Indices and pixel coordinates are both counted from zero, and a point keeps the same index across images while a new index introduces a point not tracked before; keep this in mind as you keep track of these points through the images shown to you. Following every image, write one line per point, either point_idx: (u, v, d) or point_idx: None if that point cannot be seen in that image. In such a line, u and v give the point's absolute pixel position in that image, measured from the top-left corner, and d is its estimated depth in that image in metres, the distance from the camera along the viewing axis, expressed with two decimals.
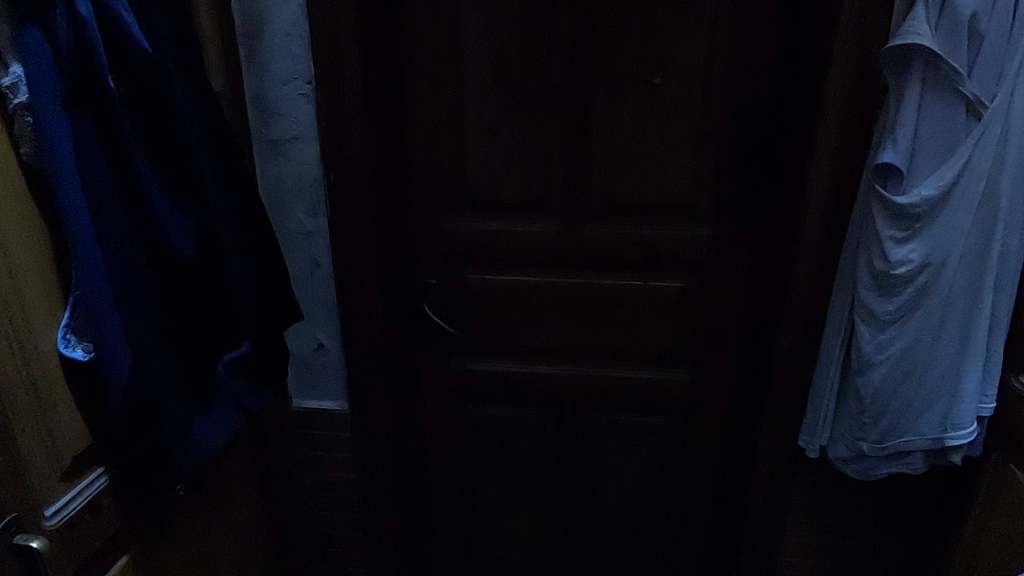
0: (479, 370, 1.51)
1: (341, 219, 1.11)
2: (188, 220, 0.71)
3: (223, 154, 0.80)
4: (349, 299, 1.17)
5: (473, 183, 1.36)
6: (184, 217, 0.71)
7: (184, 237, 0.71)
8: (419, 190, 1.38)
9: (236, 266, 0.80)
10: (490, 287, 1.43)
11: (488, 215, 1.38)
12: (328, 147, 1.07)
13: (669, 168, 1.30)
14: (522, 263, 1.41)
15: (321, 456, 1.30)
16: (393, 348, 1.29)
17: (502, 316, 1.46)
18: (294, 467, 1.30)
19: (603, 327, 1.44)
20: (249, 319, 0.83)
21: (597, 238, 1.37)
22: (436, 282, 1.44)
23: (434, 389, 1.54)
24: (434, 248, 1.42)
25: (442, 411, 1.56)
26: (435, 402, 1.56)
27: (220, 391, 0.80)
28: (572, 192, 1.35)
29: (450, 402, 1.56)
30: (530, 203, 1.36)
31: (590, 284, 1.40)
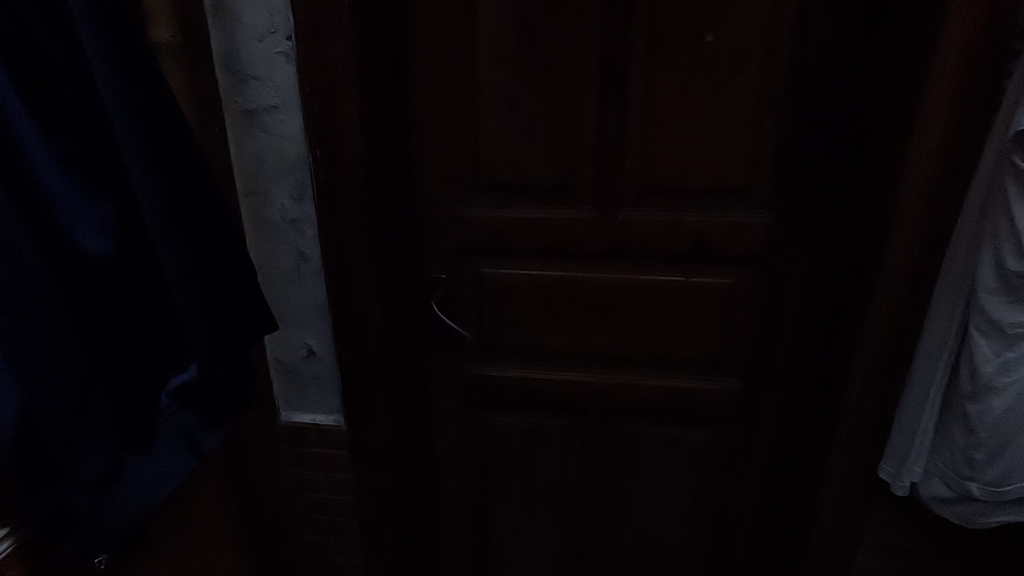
0: (496, 376, 1.34)
1: (333, 206, 0.94)
2: (101, 216, 0.61)
3: (168, 134, 0.67)
4: (345, 300, 1.00)
5: (489, 163, 1.17)
6: (96, 212, 0.61)
7: (96, 234, 0.61)
8: (426, 172, 1.19)
9: (179, 272, 0.67)
10: (508, 282, 1.25)
11: (505, 199, 1.20)
12: (314, 117, 0.89)
13: (720, 144, 1.10)
14: (545, 256, 1.23)
15: (318, 476, 1.14)
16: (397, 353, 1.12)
17: (521, 317, 1.28)
18: (286, 488, 1.15)
19: (636, 329, 1.26)
20: (198, 335, 0.69)
21: (633, 227, 1.18)
22: (446, 277, 1.27)
23: (444, 396, 1.37)
24: (445, 238, 1.24)
25: (454, 421, 1.39)
26: (446, 410, 1.39)
27: (164, 425, 0.69)
28: (605, 174, 1.16)
29: (464, 411, 1.39)
30: (555, 187, 1.18)
31: (624, 281, 1.22)
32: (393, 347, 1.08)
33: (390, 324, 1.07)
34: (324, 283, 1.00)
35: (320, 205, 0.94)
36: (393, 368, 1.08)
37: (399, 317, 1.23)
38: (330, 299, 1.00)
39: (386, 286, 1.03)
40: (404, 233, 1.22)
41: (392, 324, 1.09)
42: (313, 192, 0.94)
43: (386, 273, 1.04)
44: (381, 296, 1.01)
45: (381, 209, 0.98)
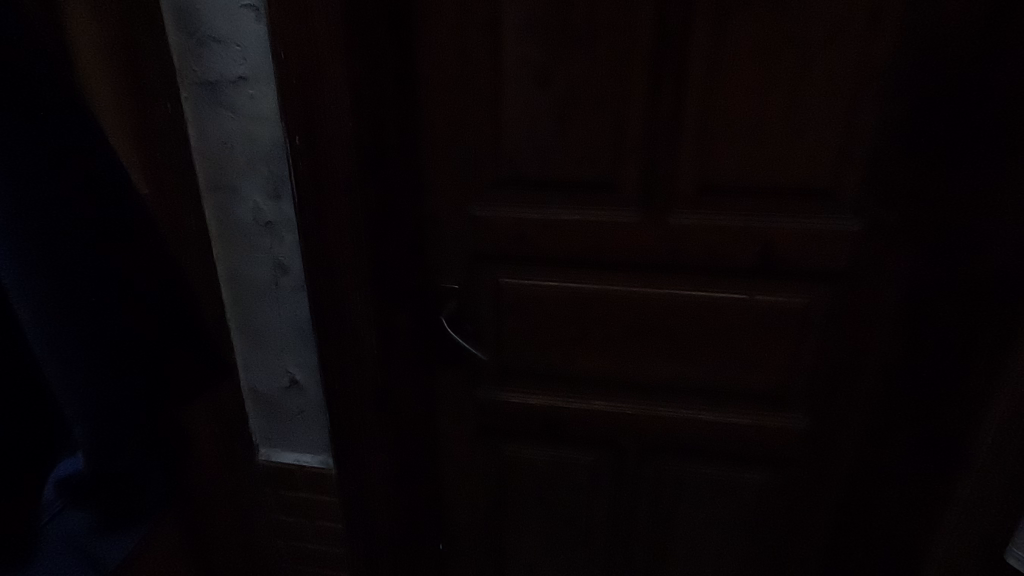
0: (516, 402, 1.15)
1: (318, 205, 0.74)
2: None
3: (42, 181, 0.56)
4: (337, 321, 0.81)
5: (514, 152, 0.96)
6: None
7: None
8: (437, 162, 0.99)
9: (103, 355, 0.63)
10: (534, 295, 1.06)
11: (532, 197, 0.99)
12: (292, 90, 0.69)
13: (799, 133, 0.88)
14: (579, 265, 1.03)
15: (308, 521, 0.98)
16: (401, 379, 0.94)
17: (548, 336, 1.09)
18: (269, 534, 0.98)
19: (684, 355, 1.06)
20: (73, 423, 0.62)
21: (688, 234, 0.97)
22: (460, 287, 1.07)
23: (456, 424, 1.18)
24: (460, 241, 1.04)
25: (467, 452, 1.21)
26: (456, 440, 1.20)
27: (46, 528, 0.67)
28: (657, 167, 0.95)
29: (478, 442, 1.20)
30: (592, 184, 0.97)
31: (673, 298, 1.02)
32: (395, 374, 0.89)
33: (391, 348, 0.88)
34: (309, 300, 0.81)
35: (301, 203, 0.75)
36: (394, 400, 0.90)
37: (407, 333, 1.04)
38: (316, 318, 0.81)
39: (385, 305, 0.84)
40: (412, 234, 1.02)
41: (395, 347, 0.90)
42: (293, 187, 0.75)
43: (387, 287, 0.84)
44: (378, 314, 0.83)
45: (380, 208, 0.78)
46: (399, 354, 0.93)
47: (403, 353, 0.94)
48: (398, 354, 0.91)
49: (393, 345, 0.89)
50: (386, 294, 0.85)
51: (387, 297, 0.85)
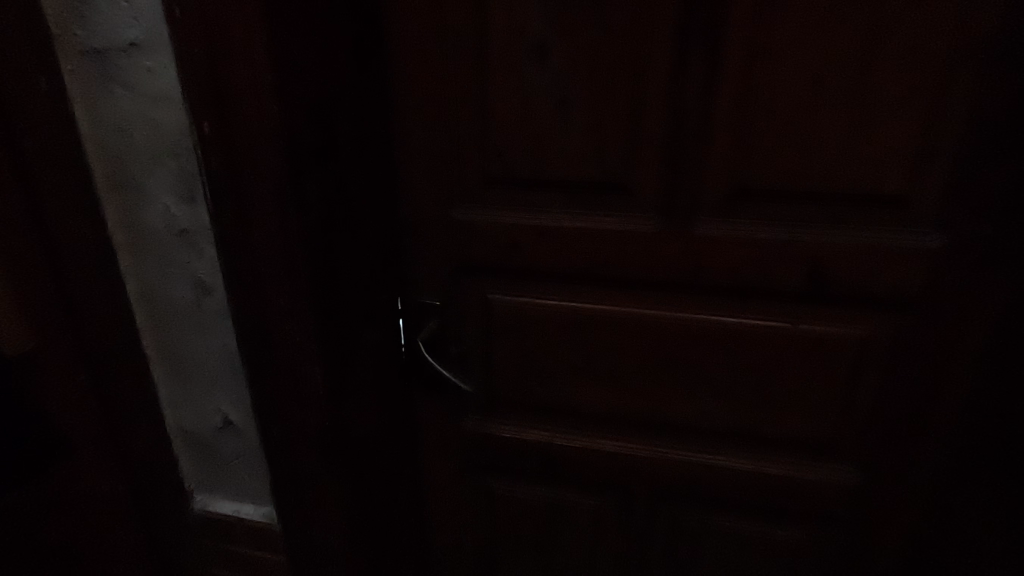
0: (508, 438, 0.99)
1: (250, 199, 0.61)
2: None
3: None
4: (283, 337, 0.68)
5: (506, 144, 0.79)
6: None
7: None
8: (414, 158, 0.83)
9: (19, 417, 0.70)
10: (529, 315, 0.89)
11: (526, 200, 0.82)
12: (209, 59, 0.56)
13: (859, 126, 0.70)
14: (583, 281, 0.85)
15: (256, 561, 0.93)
16: (365, 409, 0.79)
17: (545, 363, 0.92)
18: (220, 542, 0.94)
19: (706, 391, 0.89)
20: None
21: (719, 248, 0.79)
22: (441, 304, 0.91)
23: (438, 458, 1.03)
24: (442, 250, 0.88)
25: (452, 489, 1.05)
26: (439, 476, 1.04)
27: None
28: (681, 166, 0.77)
29: (466, 479, 1.04)
30: (598, 185, 0.80)
31: (694, 324, 0.84)
32: (352, 400, 0.75)
33: (347, 373, 0.74)
34: (249, 314, 0.68)
35: (231, 198, 0.61)
36: (351, 431, 0.76)
37: (383, 355, 0.89)
38: (262, 335, 0.69)
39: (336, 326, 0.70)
40: (387, 241, 0.86)
41: (357, 371, 0.76)
42: (219, 180, 0.61)
43: (341, 300, 0.70)
44: (327, 331, 0.69)
45: (322, 203, 0.64)
46: (364, 380, 0.78)
47: (371, 378, 0.80)
48: (359, 379, 0.77)
49: (353, 369, 0.75)
50: (340, 309, 0.70)
51: (341, 311, 0.70)
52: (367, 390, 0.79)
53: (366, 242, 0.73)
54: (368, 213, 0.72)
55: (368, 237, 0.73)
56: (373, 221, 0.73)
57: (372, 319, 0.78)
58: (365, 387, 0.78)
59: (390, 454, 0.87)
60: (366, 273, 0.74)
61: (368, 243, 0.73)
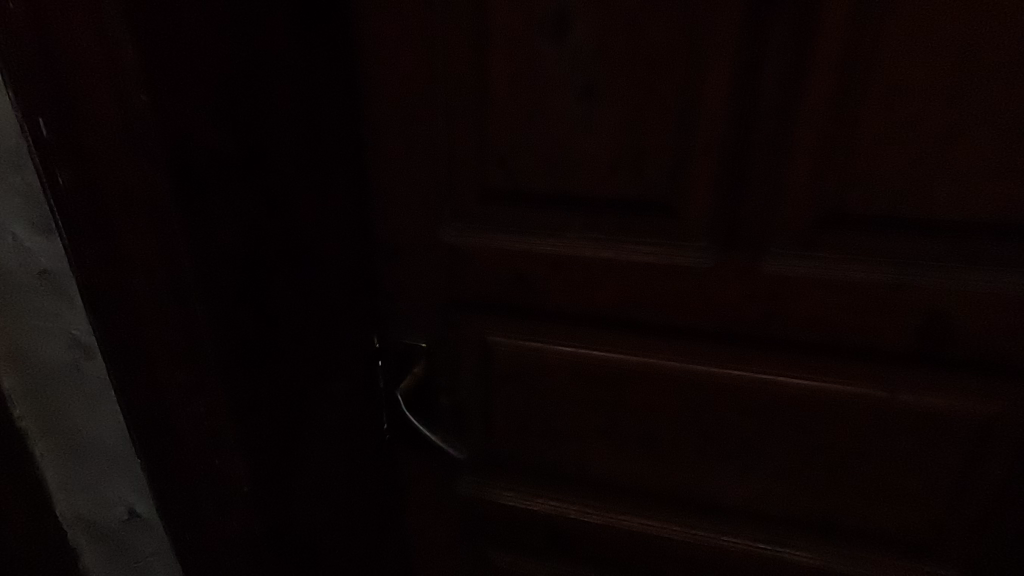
0: (512, 508, 0.81)
1: (153, 232, 0.43)
2: None
3: None
4: (206, 422, 0.50)
5: (514, 150, 0.60)
6: None
7: None
8: (395, 166, 0.64)
9: None
10: (537, 366, 0.71)
11: (538, 223, 0.64)
12: (89, 33, 0.39)
13: (1003, 133, 0.51)
14: (609, 326, 0.67)
15: None
16: (316, 490, 0.63)
17: (561, 422, 0.74)
18: None
19: (767, 469, 0.69)
20: None
21: (793, 291, 0.59)
22: (428, 347, 0.73)
23: (428, 525, 0.85)
24: (431, 283, 0.69)
25: (444, 561, 0.87)
26: (429, 545, 0.87)
27: None
28: (748, 183, 0.57)
29: (460, 551, 0.87)
30: (635, 206, 0.61)
31: (756, 390, 0.64)
32: (297, 484, 0.60)
33: (292, 451, 0.58)
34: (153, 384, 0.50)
35: (118, 228, 0.44)
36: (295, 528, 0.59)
37: (360, 415, 0.72)
38: (172, 413, 0.50)
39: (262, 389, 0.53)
40: (364, 275, 0.68)
41: (307, 447, 0.60)
42: (110, 204, 0.43)
43: (279, 363, 0.55)
44: (263, 405, 0.53)
45: (242, 243, 0.49)
46: (316, 454, 0.63)
47: (326, 446, 0.65)
48: (310, 455, 0.61)
49: (301, 444, 0.60)
50: (278, 373, 0.55)
51: (280, 378, 0.55)
52: (320, 466, 0.64)
53: (309, 287, 0.59)
54: (307, 251, 0.58)
55: (312, 282, 0.59)
56: (315, 261, 0.59)
57: (323, 378, 0.63)
58: (318, 462, 0.63)
59: (348, 532, 0.72)
60: (311, 324, 0.60)
61: (311, 288, 0.59)
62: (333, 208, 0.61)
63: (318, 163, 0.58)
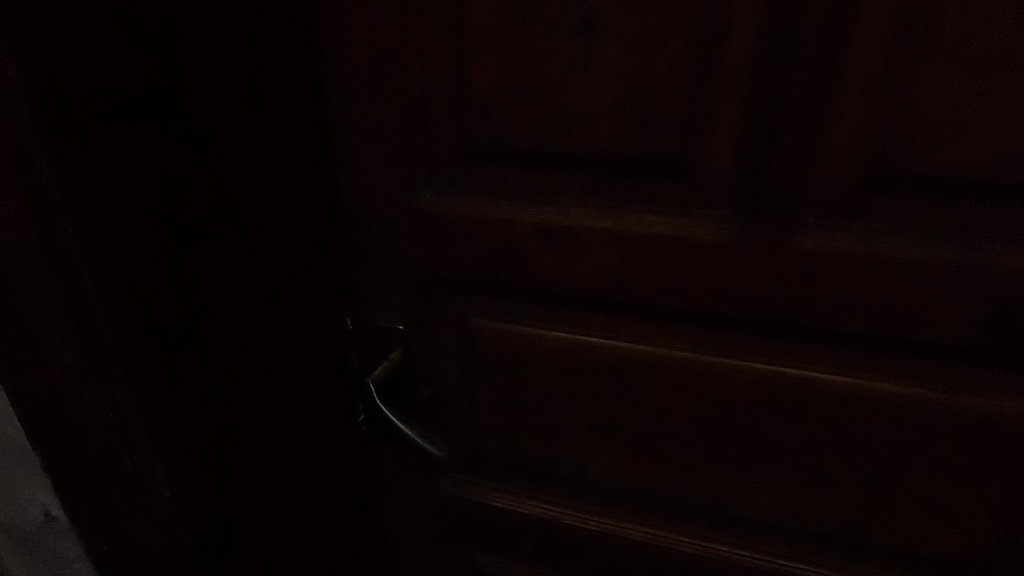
0: (501, 512, 0.72)
1: (39, 179, 0.35)
2: None
3: None
4: (119, 412, 0.42)
5: (503, 99, 0.52)
6: None
7: None
8: (366, 119, 0.56)
9: None
10: (527, 354, 0.62)
11: (528, 189, 0.55)
12: None
13: None
14: (611, 310, 0.58)
15: None
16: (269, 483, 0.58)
17: (554, 419, 0.65)
18: None
19: (791, 478, 0.60)
20: None
21: (827, 269, 0.50)
22: (405, 330, 0.65)
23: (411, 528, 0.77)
24: (409, 256, 0.61)
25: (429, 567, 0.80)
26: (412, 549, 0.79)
27: None
28: (780, 136, 0.48)
29: (446, 557, 0.79)
30: (640, 170, 0.51)
31: (779, 383, 0.55)
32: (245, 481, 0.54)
33: (231, 449, 0.52)
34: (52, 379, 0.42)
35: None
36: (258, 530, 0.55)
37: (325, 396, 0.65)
38: (77, 404, 0.42)
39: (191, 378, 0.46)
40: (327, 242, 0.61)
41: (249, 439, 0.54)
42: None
43: (208, 356, 0.48)
44: (190, 391, 0.46)
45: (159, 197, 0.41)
46: (264, 448, 0.56)
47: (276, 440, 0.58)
48: (254, 452, 0.55)
49: (241, 441, 0.53)
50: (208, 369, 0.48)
51: (211, 372, 0.48)
52: (272, 459, 0.58)
53: (249, 262, 0.51)
54: (248, 221, 0.51)
55: (255, 256, 0.52)
56: (261, 233, 0.52)
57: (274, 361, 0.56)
58: (268, 455, 0.57)
59: (314, 530, 0.66)
60: (255, 304, 0.53)
61: (254, 263, 0.52)
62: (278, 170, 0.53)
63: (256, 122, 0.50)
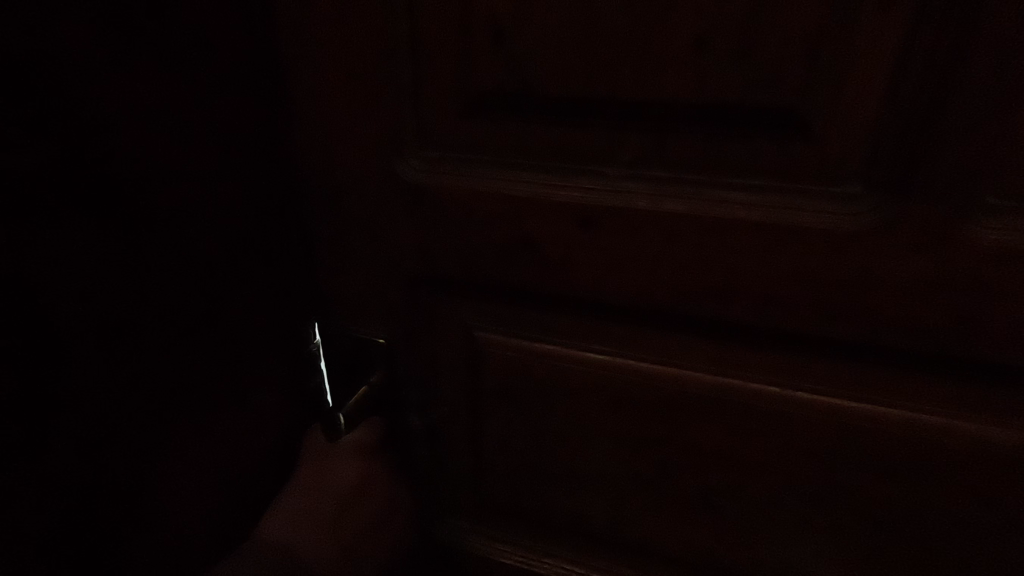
0: (510, 570, 0.57)
1: None
2: None
3: None
4: None
5: (530, 14, 0.35)
6: None
7: None
8: (335, 49, 0.39)
9: None
10: (550, 376, 0.47)
11: (552, 156, 0.39)
12: None
13: None
14: (662, 323, 0.43)
15: None
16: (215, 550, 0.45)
17: (579, 460, 0.50)
18: None
19: (903, 555, 0.44)
20: None
21: (991, 278, 0.34)
22: (387, 344, 0.50)
23: None
24: (396, 245, 0.45)
25: None
26: None
27: None
28: (957, 68, 0.31)
29: None
30: (719, 127, 0.35)
31: (891, 427, 0.40)
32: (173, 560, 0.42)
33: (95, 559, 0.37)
34: None
35: None
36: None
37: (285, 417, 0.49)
38: None
39: None
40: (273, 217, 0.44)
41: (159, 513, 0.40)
42: None
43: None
44: None
45: None
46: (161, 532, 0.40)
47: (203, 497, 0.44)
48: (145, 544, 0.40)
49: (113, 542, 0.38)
50: (51, 445, 0.33)
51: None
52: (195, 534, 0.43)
53: (83, 296, 0.33)
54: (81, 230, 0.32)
55: (93, 283, 0.33)
56: (148, 226, 0.35)
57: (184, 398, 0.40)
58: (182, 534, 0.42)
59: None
60: (141, 330, 0.36)
61: (92, 294, 0.33)
62: (169, 130, 0.35)
63: (59, 69, 0.30)
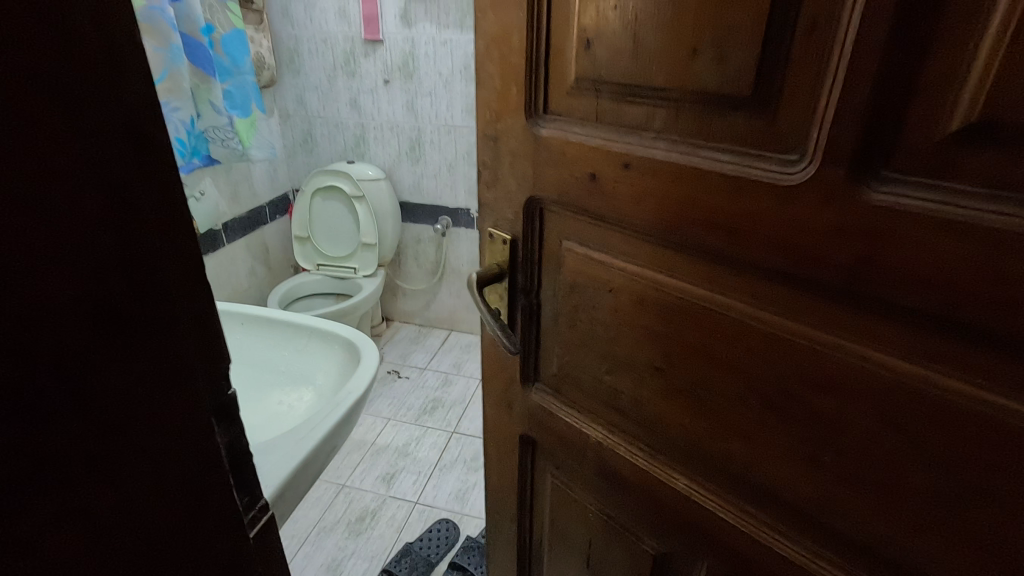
0: (569, 419, 0.81)
1: None
2: None
3: None
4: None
5: (601, 35, 0.57)
6: None
7: None
8: (504, 51, 0.67)
9: None
10: (600, 278, 0.68)
11: (613, 122, 0.60)
12: None
13: None
14: (667, 248, 0.60)
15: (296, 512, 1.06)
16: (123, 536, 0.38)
17: (613, 344, 0.70)
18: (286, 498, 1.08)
19: (829, 464, 0.54)
20: None
21: (880, 233, 0.44)
22: (510, 243, 0.77)
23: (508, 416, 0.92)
24: (520, 176, 0.72)
25: (517, 451, 0.94)
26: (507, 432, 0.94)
27: None
28: (854, 73, 0.42)
29: (531, 447, 0.92)
30: (706, 108, 0.52)
31: (816, 348, 0.51)
32: (76, 560, 0.35)
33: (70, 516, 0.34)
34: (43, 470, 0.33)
35: None
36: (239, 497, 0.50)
37: (197, 340, 0.40)
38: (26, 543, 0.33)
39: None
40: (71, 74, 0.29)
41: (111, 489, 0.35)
42: None
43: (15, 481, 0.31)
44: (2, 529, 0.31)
45: None
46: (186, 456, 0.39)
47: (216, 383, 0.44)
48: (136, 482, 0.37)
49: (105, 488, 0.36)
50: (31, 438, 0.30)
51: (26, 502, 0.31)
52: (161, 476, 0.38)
53: None
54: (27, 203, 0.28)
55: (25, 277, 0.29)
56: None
57: (134, 309, 0.35)
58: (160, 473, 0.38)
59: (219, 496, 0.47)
60: None
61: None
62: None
63: None
